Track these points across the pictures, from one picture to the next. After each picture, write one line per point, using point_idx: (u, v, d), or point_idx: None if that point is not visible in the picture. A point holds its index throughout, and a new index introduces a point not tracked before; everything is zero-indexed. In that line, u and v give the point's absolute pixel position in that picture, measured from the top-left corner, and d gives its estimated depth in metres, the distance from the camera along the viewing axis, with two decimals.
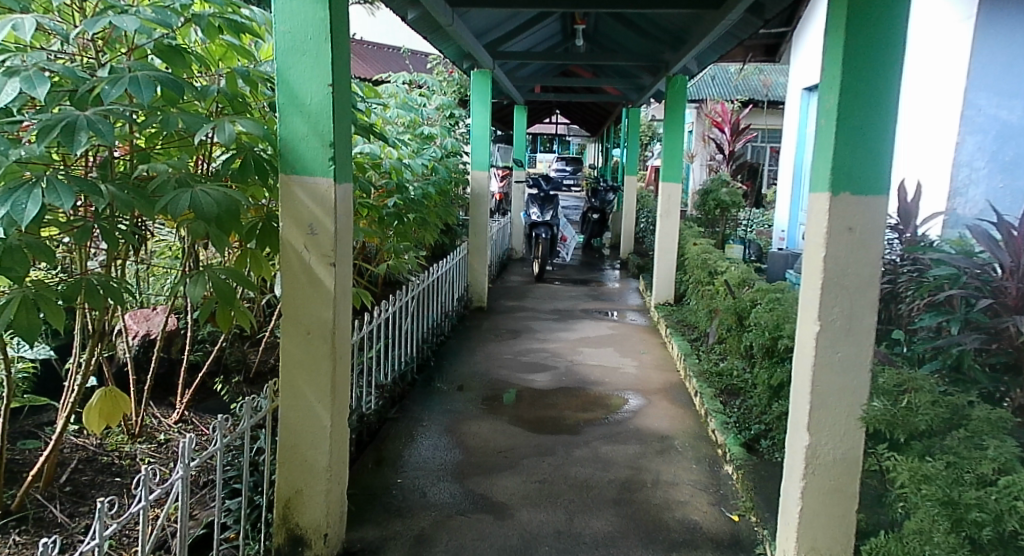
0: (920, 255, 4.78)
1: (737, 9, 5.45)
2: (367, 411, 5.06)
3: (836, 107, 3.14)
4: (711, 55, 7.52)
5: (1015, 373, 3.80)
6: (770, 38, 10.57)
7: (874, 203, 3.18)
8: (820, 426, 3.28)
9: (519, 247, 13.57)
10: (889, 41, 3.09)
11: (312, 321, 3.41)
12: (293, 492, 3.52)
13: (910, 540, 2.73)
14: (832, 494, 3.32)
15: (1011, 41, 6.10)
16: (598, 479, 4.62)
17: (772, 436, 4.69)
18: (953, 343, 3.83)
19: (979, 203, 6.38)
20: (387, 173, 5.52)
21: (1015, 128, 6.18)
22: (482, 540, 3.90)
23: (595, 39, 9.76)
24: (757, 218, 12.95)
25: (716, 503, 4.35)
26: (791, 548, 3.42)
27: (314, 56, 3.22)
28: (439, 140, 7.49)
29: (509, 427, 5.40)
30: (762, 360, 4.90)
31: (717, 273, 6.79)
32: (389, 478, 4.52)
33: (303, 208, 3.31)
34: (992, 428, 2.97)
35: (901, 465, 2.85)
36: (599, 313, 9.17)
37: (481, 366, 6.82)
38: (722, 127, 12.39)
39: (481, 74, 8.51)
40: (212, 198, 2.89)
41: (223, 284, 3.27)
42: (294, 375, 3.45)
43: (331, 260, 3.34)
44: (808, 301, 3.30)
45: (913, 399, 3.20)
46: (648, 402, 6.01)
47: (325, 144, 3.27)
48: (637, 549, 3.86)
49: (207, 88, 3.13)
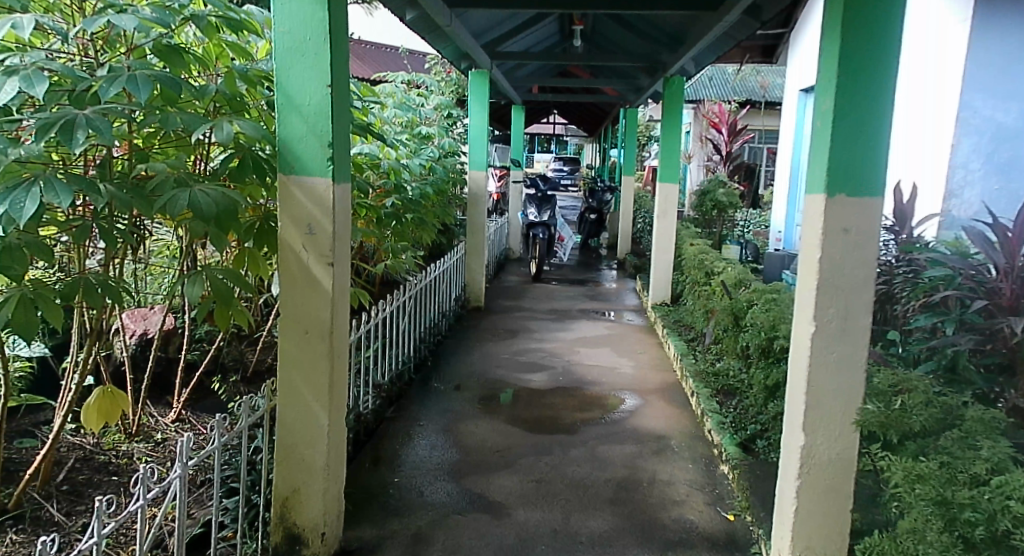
0: (916, 256, 4.81)
1: (734, 11, 5.47)
2: (364, 411, 5.07)
3: (831, 109, 3.16)
4: (709, 56, 7.55)
5: (1010, 374, 3.83)
6: (767, 39, 10.59)
7: (869, 204, 3.20)
8: (816, 426, 3.30)
9: (517, 247, 13.59)
10: (884, 44, 3.12)
11: (310, 320, 3.42)
12: (291, 491, 3.53)
13: (904, 540, 2.75)
14: (826, 494, 3.35)
15: (1005, 43, 6.14)
16: (594, 479, 4.63)
17: (768, 436, 4.71)
18: (947, 344, 3.86)
19: (975, 205, 6.42)
20: (385, 174, 5.54)
21: (1010, 129, 6.23)
22: (479, 539, 3.91)
23: (593, 39, 9.78)
24: (754, 219, 12.98)
25: (712, 503, 4.37)
26: (786, 547, 3.44)
27: (314, 57, 3.24)
28: (437, 140, 7.50)
29: (506, 427, 5.42)
30: (758, 360, 4.93)
31: (714, 273, 6.82)
32: (386, 477, 4.54)
33: (301, 208, 3.33)
34: (986, 428, 3.00)
35: (895, 465, 2.88)
36: (596, 313, 9.19)
37: (478, 365, 6.84)
38: (720, 128, 12.42)
39: (479, 74, 8.52)
40: (211, 198, 2.90)
41: (221, 284, 3.28)
42: (292, 374, 3.46)
43: (329, 260, 3.36)
44: (803, 302, 3.32)
45: (907, 399, 3.23)
46: (645, 402, 6.03)
47: (323, 144, 3.28)
48: (633, 548, 3.88)
49: (206, 88, 3.14)
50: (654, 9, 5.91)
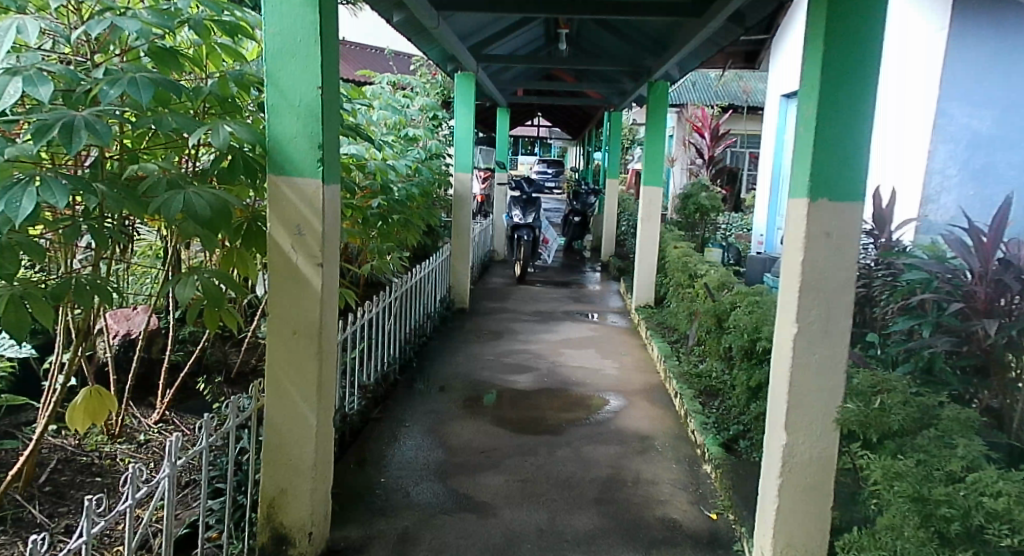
0: (893, 260, 4.92)
1: (718, 20, 5.54)
2: (349, 412, 5.11)
3: (813, 116, 3.25)
4: (693, 61, 7.64)
5: (984, 376, 3.94)
6: (748, 45, 10.73)
7: (849, 209, 3.29)
8: (797, 426, 3.39)
9: (501, 248, 13.67)
10: (867, 52, 3.21)
11: (300, 321, 3.46)
12: (278, 491, 3.56)
13: (883, 535, 2.83)
14: (807, 492, 3.43)
15: (981, 52, 6.30)
16: (579, 478, 4.70)
17: (750, 436, 4.80)
18: (924, 346, 3.96)
19: (952, 210, 6.54)
20: (372, 175, 5.57)
21: (985, 136, 6.38)
22: (466, 538, 3.97)
23: (578, 43, 9.86)
24: (734, 223, 13.18)
25: (695, 501, 4.45)
26: (767, 545, 3.52)
27: (304, 58, 3.28)
28: (422, 142, 7.54)
29: (491, 427, 5.47)
30: (740, 362, 5.03)
31: (697, 276, 6.92)
32: (372, 477, 4.58)
33: (292, 209, 3.36)
34: (961, 427, 3.09)
35: (874, 463, 2.95)
36: (580, 315, 9.26)
37: (463, 366, 6.89)
38: (703, 133, 12.54)
39: (464, 77, 8.54)
40: (205, 200, 2.93)
41: (212, 286, 3.28)
42: (280, 374, 3.49)
43: (319, 261, 3.40)
44: (786, 304, 3.40)
45: (886, 399, 3.30)
46: (629, 403, 6.10)
47: (313, 145, 3.32)
48: (618, 547, 3.95)
49: (199, 89, 3.17)
50: (639, 15, 5.98)
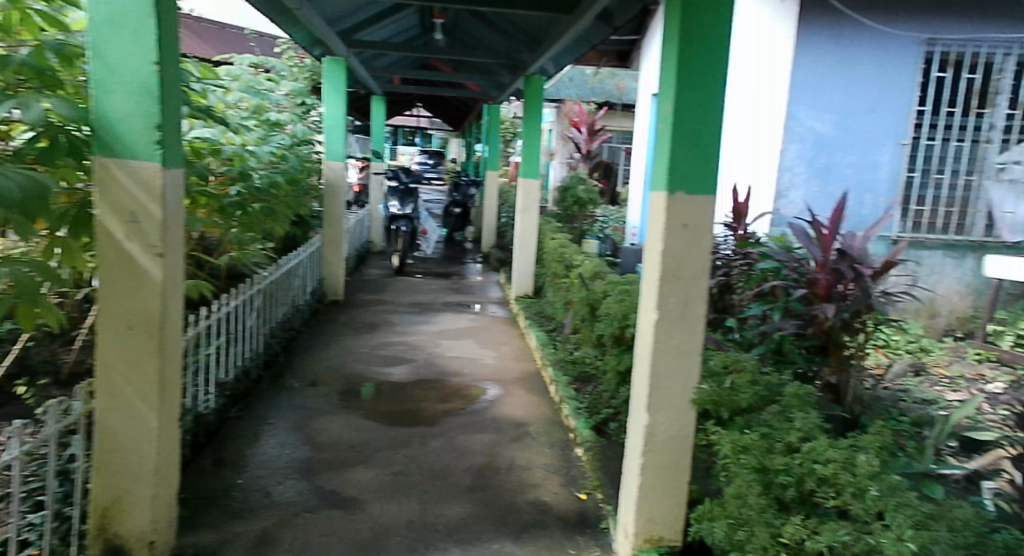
0: (750, 249, 5.19)
1: (585, 15, 5.67)
2: (206, 410, 4.88)
3: (671, 113, 3.37)
4: (564, 55, 7.80)
5: (827, 355, 4.24)
6: (622, 44, 11.05)
7: (704, 202, 3.44)
8: (658, 408, 3.51)
9: (379, 240, 13.49)
10: (720, 51, 3.36)
11: (133, 316, 3.28)
12: (112, 500, 3.37)
13: (731, 506, 2.99)
14: (665, 469, 3.57)
15: (827, 55, 6.75)
16: (453, 468, 4.71)
17: (619, 419, 4.95)
18: (775, 328, 4.20)
19: (799, 204, 7.01)
20: (229, 160, 5.35)
21: (827, 137, 6.88)
22: (334, 534, 3.89)
23: (453, 34, 9.86)
24: (612, 216, 13.57)
25: (567, 484, 4.55)
26: (631, 523, 3.64)
27: (132, 31, 3.10)
28: (290, 129, 7.30)
29: (365, 421, 5.38)
30: (609, 349, 5.18)
31: (572, 266, 7.07)
32: (235, 478, 4.40)
33: (123, 194, 3.18)
34: (801, 403, 3.31)
35: (724, 438, 3.11)
36: (459, 306, 9.28)
37: (336, 360, 6.75)
38: (580, 127, 12.83)
39: (333, 62, 8.37)
40: (16, 182, 2.67)
41: (25, 278, 3.00)
42: (113, 373, 3.30)
43: (157, 251, 3.24)
44: (648, 294, 3.52)
45: (737, 379, 3.49)
46: (505, 391, 6.17)
47: (148, 126, 3.15)
48: (489, 533, 3.98)
49: (12, 60, 2.87)
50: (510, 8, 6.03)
